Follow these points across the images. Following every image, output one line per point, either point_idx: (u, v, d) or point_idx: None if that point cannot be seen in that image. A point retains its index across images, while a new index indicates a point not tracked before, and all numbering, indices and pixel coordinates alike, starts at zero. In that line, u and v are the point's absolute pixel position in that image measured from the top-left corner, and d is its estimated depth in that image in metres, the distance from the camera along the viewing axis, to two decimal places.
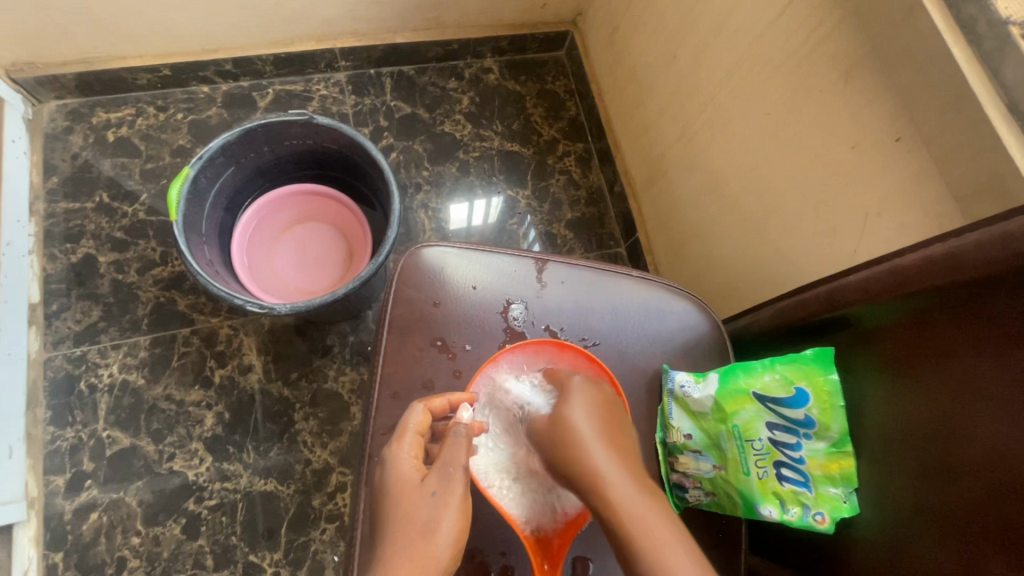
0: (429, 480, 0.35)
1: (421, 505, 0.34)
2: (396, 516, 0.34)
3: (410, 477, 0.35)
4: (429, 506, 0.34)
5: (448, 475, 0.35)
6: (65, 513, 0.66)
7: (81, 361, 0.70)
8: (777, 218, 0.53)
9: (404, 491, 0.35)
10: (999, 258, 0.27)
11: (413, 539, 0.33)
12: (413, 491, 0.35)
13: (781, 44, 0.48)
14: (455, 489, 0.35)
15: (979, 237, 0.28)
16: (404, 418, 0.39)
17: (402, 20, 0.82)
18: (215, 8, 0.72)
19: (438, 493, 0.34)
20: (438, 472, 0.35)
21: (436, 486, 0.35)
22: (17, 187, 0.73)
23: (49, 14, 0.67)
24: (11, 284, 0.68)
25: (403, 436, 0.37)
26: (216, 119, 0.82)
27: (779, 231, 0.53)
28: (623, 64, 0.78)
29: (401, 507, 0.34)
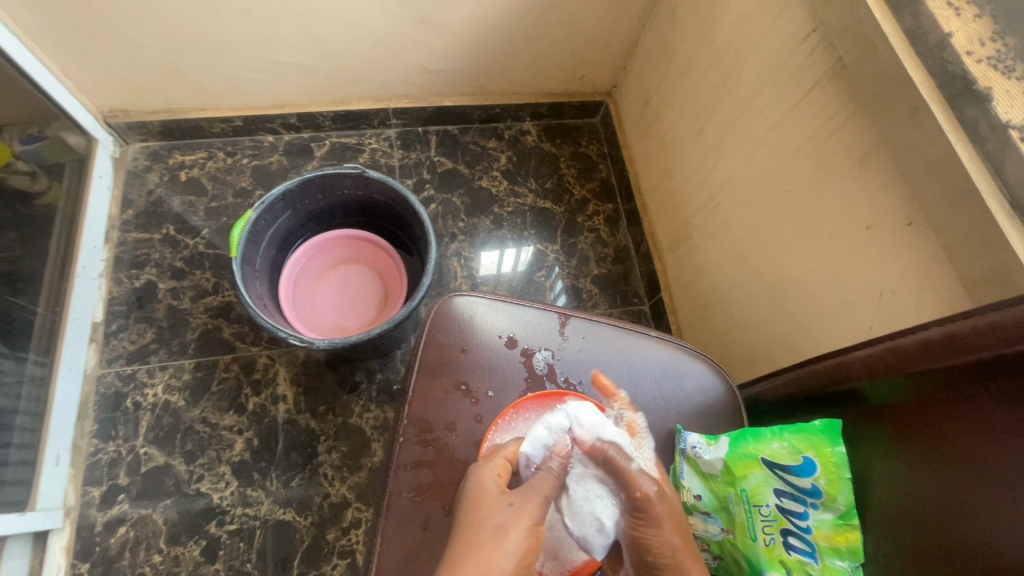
0: (508, 493, 0.38)
1: (497, 510, 0.37)
2: (472, 520, 0.36)
3: (489, 490, 0.38)
4: (504, 514, 0.36)
5: (526, 494, 0.38)
6: (96, 524, 0.69)
7: (131, 379, 0.76)
8: (793, 274, 0.55)
9: (479, 499, 0.38)
10: (1015, 341, 0.28)
11: (484, 546, 0.34)
12: (492, 503, 0.37)
13: (800, 129, 0.52)
14: (530, 507, 0.37)
15: (969, 324, 0.30)
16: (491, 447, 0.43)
17: (451, 86, 0.90)
18: (289, 71, 0.81)
19: (514, 503, 0.37)
20: (519, 489, 0.38)
21: (512, 499, 0.37)
22: (98, 216, 0.81)
23: (145, 70, 0.77)
24: (81, 303, 0.75)
25: (491, 458, 0.41)
26: (277, 166, 0.91)
27: (795, 286, 0.55)
28: (652, 135, 0.83)
29: (475, 517, 0.36)
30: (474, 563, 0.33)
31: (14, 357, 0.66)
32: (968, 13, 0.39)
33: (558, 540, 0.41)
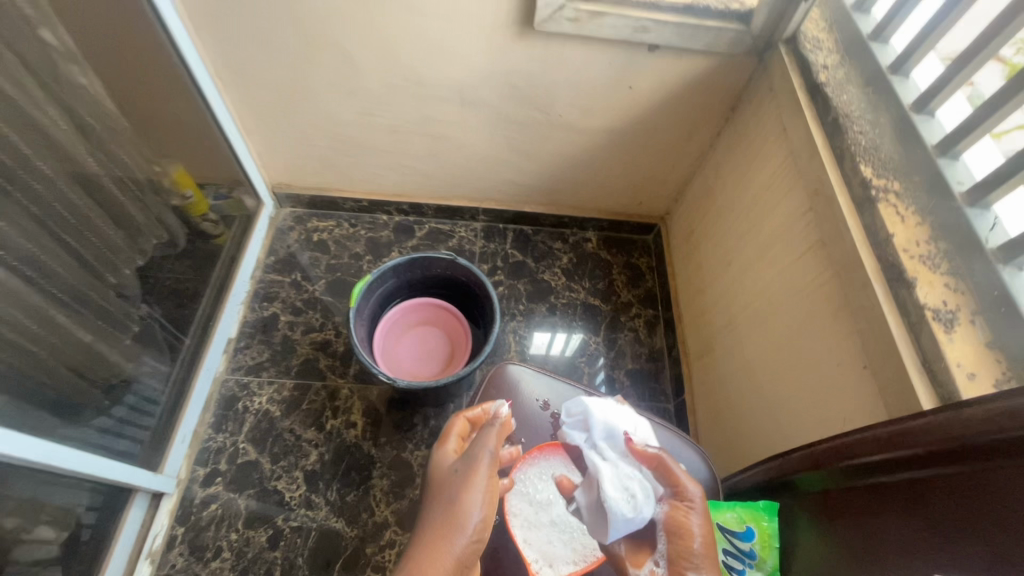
0: (457, 463, 0.50)
1: (450, 479, 0.49)
2: (438, 494, 0.48)
3: (445, 466, 0.51)
4: (455, 481, 0.48)
5: (472, 459, 0.50)
6: (195, 497, 0.86)
7: (245, 386, 0.96)
8: (786, 394, 0.66)
9: (439, 475, 0.50)
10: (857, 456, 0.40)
11: (447, 508, 0.46)
12: (445, 472, 0.50)
13: (797, 278, 0.66)
14: (478, 468, 0.49)
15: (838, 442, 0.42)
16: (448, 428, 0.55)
17: (532, 197, 1.12)
18: (412, 172, 1.06)
19: (461, 471, 0.49)
20: (466, 457, 0.50)
21: (460, 466, 0.50)
22: (251, 258, 1.06)
23: (311, 160, 1.04)
24: (225, 321, 0.98)
25: (447, 440, 0.53)
26: (385, 239, 1.14)
27: (786, 405, 0.66)
28: (692, 259, 0.99)
29: (437, 489, 0.49)
30: (437, 530, 0.44)
31: (167, 361, 0.88)
32: (911, 221, 0.53)
33: (541, 546, 0.53)
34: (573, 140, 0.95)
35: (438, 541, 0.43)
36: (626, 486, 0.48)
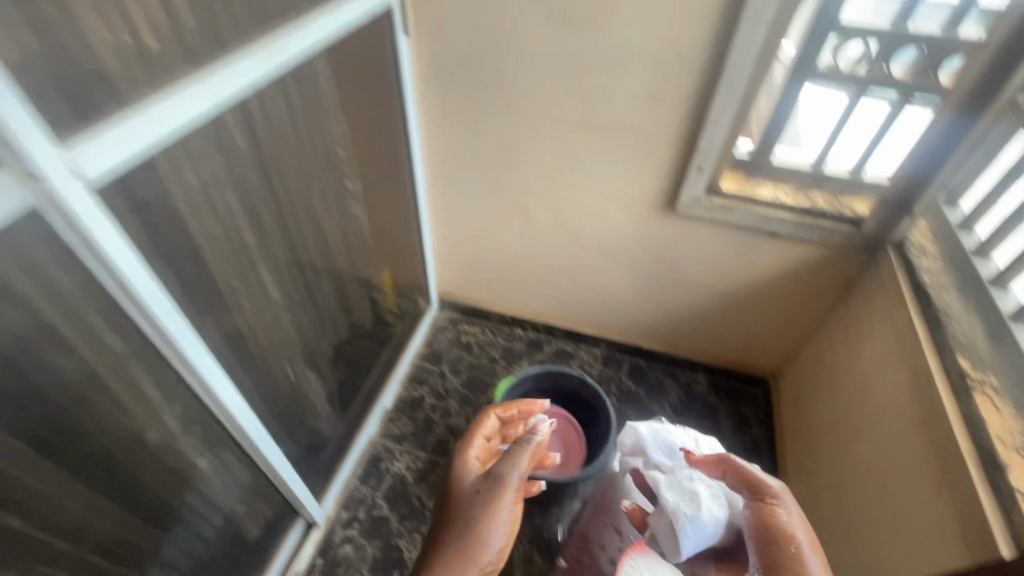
0: (480, 487, 0.65)
1: (472, 498, 0.64)
2: (462, 511, 0.63)
3: (466, 487, 0.67)
4: (479, 505, 0.63)
5: (494, 484, 0.65)
6: (335, 537, 1.03)
7: (389, 451, 1.15)
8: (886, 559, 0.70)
9: (460, 495, 0.66)
10: None
11: (475, 526, 0.61)
12: (466, 495, 0.65)
13: (899, 448, 0.72)
14: (505, 492, 0.64)
15: None
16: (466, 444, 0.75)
17: (651, 334, 1.27)
18: (554, 298, 1.28)
19: (485, 495, 0.64)
20: (491, 481, 0.65)
21: (485, 489, 0.64)
22: (414, 346, 1.32)
23: (476, 278, 1.32)
24: (386, 392, 1.22)
25: (467, 460, 0.72)
26: (518, 349, 1.35)
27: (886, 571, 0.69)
28: (801, 417, 1.05)
29: (461, 507, 0.64)
30: (469, 546, 0.59)
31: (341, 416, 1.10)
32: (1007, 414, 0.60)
33: None
34: (696, 294, 1.12)
35: (474, 552, 0.59)
36: (694, 491, 0.65)
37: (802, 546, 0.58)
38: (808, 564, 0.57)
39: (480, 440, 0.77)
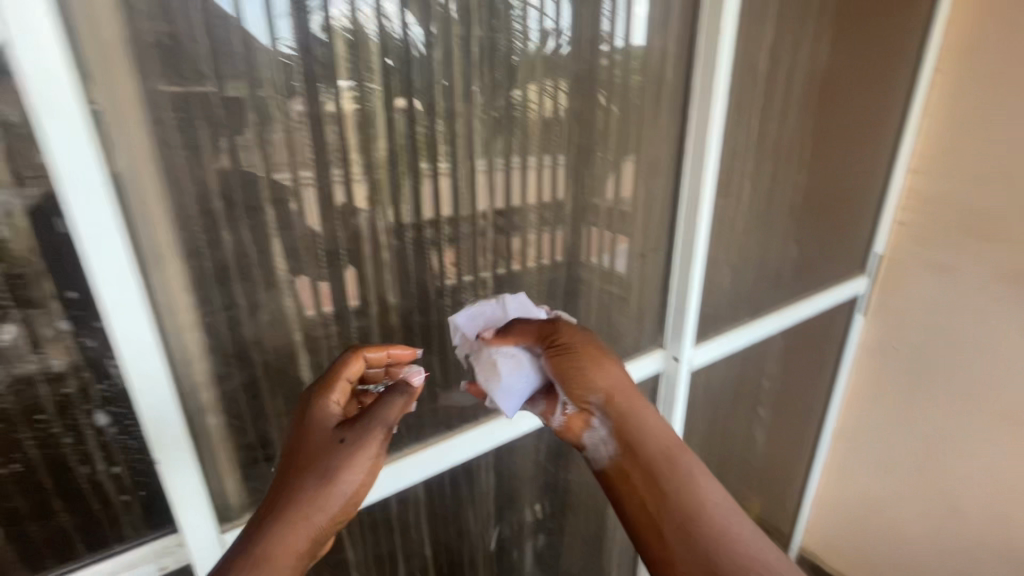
0: (342, 432, 0.70)
1: (336, 447, 0.69)
2: (308, 468, 0.69)
3: (325, 430, 0.71)
4: (330, 459, 0.69)
5: (357, 433, 0.70)
6: None
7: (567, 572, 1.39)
8: None
9: (316, 440, 0.70)
10: None
11: (322, 485, 0.68)
12: (318, 444, 0.70)
13: None
14: (368, 439, 0.70)
15: None
16: (343, 360, 0.75)
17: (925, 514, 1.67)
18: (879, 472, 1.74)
19: (344, 440, 0.70)
20: (352, 432, 0.70)
21: (344, 437, 0.70)
22: None
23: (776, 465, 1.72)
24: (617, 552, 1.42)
25: (332, 385, 0.73)
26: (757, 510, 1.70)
27: None
28: None
29: (307, 454, 0.69)
30: (301, 522, 0.66)
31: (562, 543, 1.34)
32: None
33: None
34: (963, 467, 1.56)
35: (305, 526, 0.67)
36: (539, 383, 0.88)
37: (704, 486, 0.80)
38: (712, 501, 0.80)
39: (352, 369, 0.75)
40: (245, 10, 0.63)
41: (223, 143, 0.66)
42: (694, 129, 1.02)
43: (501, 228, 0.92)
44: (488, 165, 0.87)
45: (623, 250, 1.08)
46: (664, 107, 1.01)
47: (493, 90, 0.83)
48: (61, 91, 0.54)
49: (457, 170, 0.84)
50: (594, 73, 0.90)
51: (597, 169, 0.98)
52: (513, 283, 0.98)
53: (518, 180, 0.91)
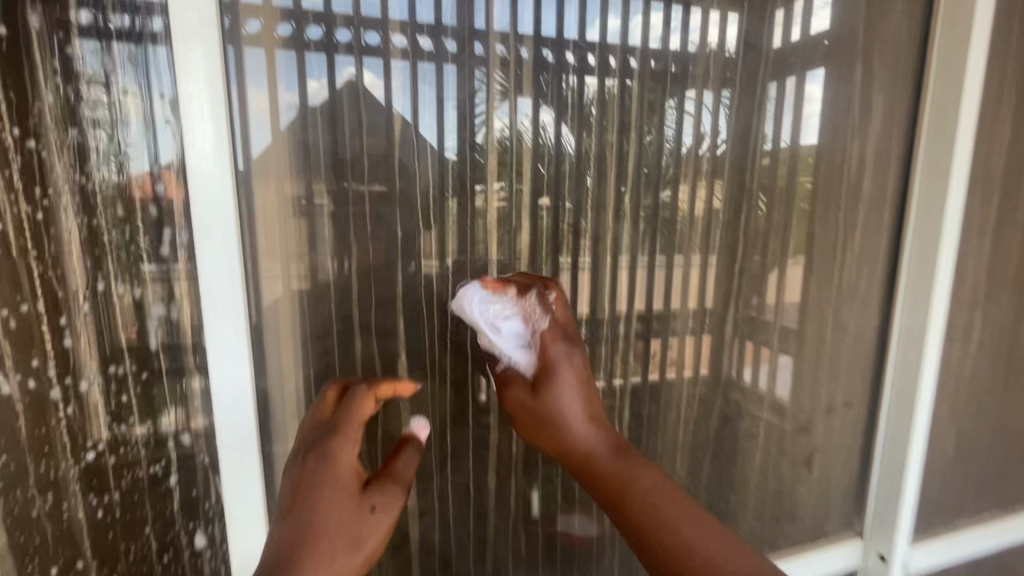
0: (369, 494, 0.60)
1: (365, 513, 0.59)
2: (328, 528, 0.56)
3: (348, 484, 0.59)
4: (361, 524, 0.58)
5: (388, 500, 0.61)
6: None
7: None
8: None
9: (339, 494, 0.58)
10: None
11: (345, 552, 0.57)
12: (345, 498, 0.58)
13: None
14: (395, 507, 0.61)
15: None
16: (358, 399, 0.63)
17: None
18: None
19: (376, 509, 0.59)
20: (380, 498, 0.60)
21: (376, 502, 0.60)
22: None
23: None
24: None
25: (353, 430, 0.62)
26: None
27: None
28: None
29: (324, 506, 0.57)
30: None
31: None
32: None
33: None
34: None
35: None
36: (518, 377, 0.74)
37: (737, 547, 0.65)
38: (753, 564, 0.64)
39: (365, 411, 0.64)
40: (421, 119, 0.69)
41: (384, 255, 0.71)
42: (895, 247, 0.91)
43: (666, 345, 0.86)
44: (646, 278, 0.82)
45: (787, 364, 0.92)
46: (860, 231, 0.90)
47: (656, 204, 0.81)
48: (218, 214, 0.60)
49: (599, 266, 0.80)
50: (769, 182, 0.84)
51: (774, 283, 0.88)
52: (657, 395, 0.87)
53: (668, 284, 0.84)
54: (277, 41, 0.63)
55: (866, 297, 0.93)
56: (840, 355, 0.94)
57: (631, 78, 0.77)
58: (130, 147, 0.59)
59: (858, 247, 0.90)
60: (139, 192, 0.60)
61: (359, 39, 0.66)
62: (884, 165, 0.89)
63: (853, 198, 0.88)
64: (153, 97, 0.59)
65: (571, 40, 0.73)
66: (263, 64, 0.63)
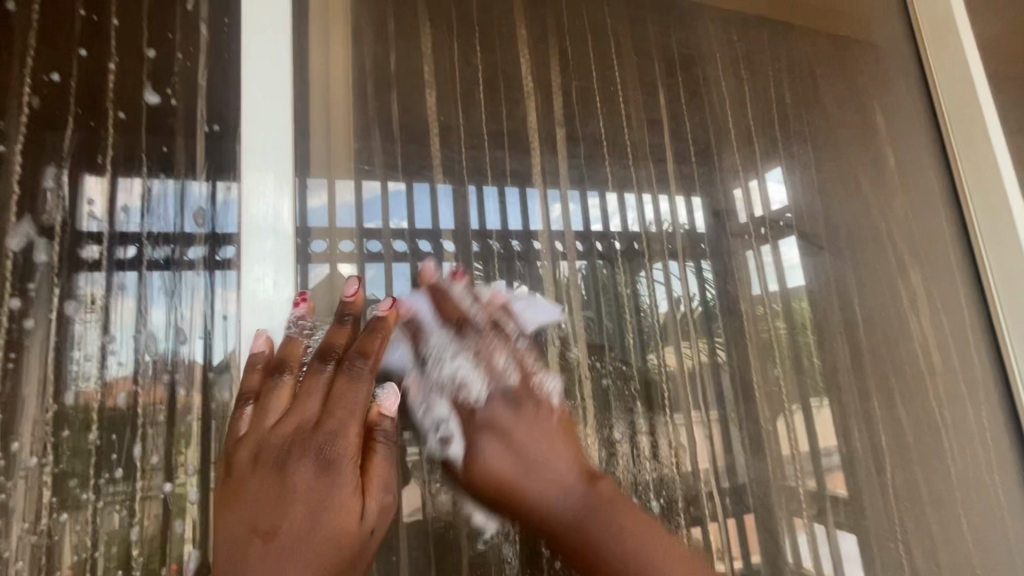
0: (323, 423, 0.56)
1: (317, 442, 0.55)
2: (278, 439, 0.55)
3: (313, 403, 0.57)
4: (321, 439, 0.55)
5: (330, 432, 0.55)
6: None
7: None
8: None
9: (300, 407, 0.56)
10: None
11: (282, 483, 0.53)
12: (304, 408, 0.56)
13: None
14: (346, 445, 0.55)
15: None
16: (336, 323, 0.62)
17: None
18: None
19: (328, 431, 0.55)
20: (327, 432, 0.55)
21: (330, 426, 0.55)
22: None
23: None
24: None
25: (333, 342, 0.60)
26: None
27: None
28: None
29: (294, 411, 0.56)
30: (241, 513, 0.52)
31: None
32: None
33: None
34: None
35: (243, 510, 0.52)
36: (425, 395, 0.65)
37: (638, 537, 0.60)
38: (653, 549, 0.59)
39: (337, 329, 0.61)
40: None
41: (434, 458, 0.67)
42: (989, 410, 0.89)
43: (761, 528, 0.77)
44: (728, 458, 0.77)
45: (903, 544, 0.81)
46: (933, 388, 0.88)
47: (728, 378, 0.81)
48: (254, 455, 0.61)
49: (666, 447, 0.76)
50: (824, 350, 0.85)
51: (872, 460, 0.82)
52: None
53: (754, 459, 0.78)
54: (343, 257, 0.69)
55: (983, 468, 0.86)
56: (976, 536, 0.83)
57: (615, 261, 0.80)
58: (78, 380, 0.59)
59: (953, 414, 0.87)
60: (175, 416, 0.61)
61: (360, 248, 0.70)
62: (945, 329, 0.91)
63: (914, 362, 0.88)
64: (193, 331, 0.63)
65: (555, 231, 0.79)
66: (326, 271, 0.67)
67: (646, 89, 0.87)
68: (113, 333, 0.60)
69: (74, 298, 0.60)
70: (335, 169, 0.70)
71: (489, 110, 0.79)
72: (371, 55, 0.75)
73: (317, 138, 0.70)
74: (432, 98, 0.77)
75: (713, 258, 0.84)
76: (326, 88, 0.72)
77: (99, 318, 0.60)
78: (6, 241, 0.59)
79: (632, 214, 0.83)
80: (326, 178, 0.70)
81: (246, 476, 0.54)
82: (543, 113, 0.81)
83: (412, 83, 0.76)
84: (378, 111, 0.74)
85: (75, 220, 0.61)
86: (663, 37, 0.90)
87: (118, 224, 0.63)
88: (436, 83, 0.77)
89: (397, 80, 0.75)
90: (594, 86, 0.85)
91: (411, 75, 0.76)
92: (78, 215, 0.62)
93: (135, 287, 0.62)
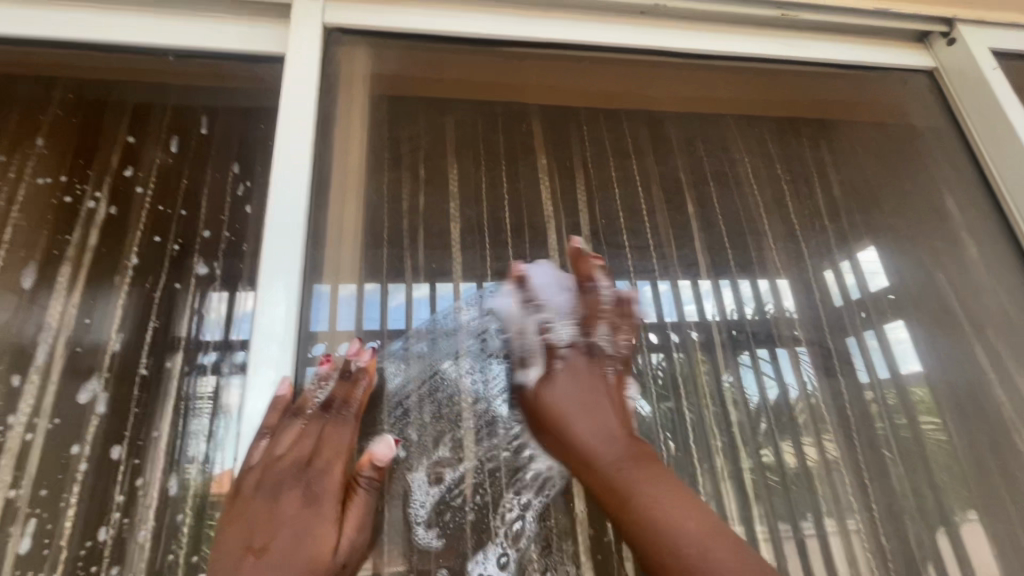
0: (316, 464, 0.59)
1: (304, 483, 0.57)
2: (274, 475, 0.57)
3: (308, 445, 0.60)
4: (310, 479, 0.58)
5: (319, 475, 0.58)
6: None
7: None
8: None
9: (298, 444, 0.59)
10: None
11: (272, 517, 0.55)
12: (303, 448, 0.59)
13: None
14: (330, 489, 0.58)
15: None
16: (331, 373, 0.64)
17: None
18: None
19: (317, 472, 0.58)
20: (316, 475, 0.58)
21: (320, 467, 0.59)
22: None
23: None
24: None
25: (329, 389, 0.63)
26: None
27: None
28: None
29: (287, 454, 0.59)
30: (234, 535, 0.54)
31: None
32: None
33: None
34: None
35: (233, 537, 0.54)
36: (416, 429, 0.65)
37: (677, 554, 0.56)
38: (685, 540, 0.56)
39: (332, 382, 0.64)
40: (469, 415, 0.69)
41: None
42: None
43: None
44: None
45: None
46: None
47: (799, 510, 0.68)
48: None
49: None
50: (920, 475, 0.71)
51: None
52: None
53: None
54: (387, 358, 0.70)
55: None
56: None
57: (681, 352, 0.75)
58: (129, 527, 0.59)
59: None
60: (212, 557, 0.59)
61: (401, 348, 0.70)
62: None
63: None
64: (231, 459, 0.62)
65: None
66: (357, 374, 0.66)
67: (671, 195, 0.87)
68: (160, 472, 0.62)
69: (125, 444, 0.63)
70: (342, 274, 0.71)
71: (512, 227, 0.81)
72: (404, 185, 0.80)
73: (329, 253, 0.71)
74: (455, 216, 0.80)
75: (763, 361, 0.76)
76: (347, 212, 0.74)
77: (148, 461, 0.62)
78: (76, 396, 0.64)
79: (668, 320, 0.77)
80: (335, 282, 0.70)
81: (233, 501, 0.56)
82: (566, 225, 0.83)
83: (438, 209, 0.80)
84: (404, 234, 0.77)
85: (148, 348, 0.67)
86: (683, 149, 0.91)
87: (171, 364, 0.66)
88: (462, 207, 0.81)
89: (422, 200, 0.80)
90: (615, 198, 0.86)
91: (437, 203, 0.80)
92: (139, 361, 0.66)
93: (182, 421, 0.64)
